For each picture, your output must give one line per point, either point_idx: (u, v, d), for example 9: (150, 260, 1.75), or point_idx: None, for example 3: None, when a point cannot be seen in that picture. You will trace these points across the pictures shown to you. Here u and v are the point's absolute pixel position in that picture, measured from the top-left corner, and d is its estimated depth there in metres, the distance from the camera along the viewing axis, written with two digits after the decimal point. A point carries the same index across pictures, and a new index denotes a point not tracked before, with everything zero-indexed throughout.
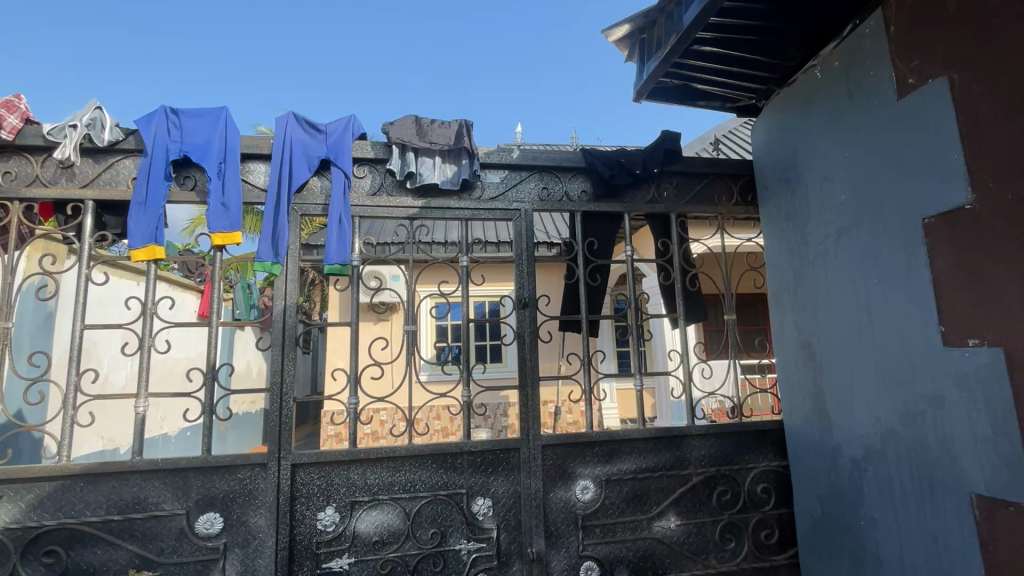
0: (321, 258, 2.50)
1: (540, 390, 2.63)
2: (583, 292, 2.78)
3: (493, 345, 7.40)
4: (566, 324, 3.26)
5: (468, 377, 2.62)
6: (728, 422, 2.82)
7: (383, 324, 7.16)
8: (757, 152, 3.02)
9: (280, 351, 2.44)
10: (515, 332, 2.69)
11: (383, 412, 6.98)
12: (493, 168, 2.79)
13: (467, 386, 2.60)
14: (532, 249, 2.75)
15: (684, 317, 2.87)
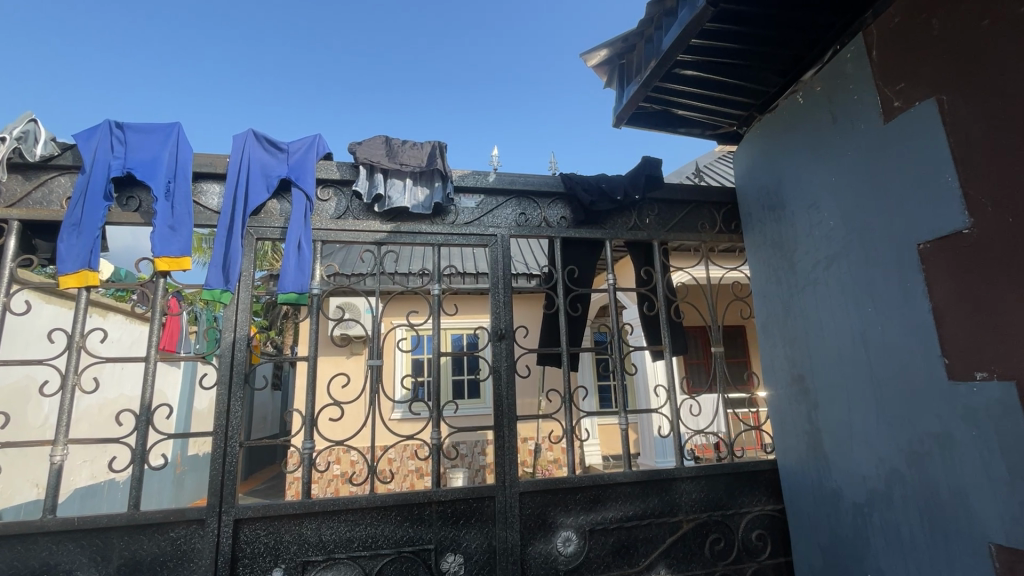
0: (276, 286, 2.28)
1: (517, 431, 2.41)
2: (564, 323, 2.59)
3: (470, 381, 7.14)
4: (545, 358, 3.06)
5: (438, 417, 2.38)
6: (719, 463, 2.63)
7: (355, 359, 6.87)
8: (741, 180, 2.95)
9: (228, 389, 2.18)
10: (491, 367, 2.49)
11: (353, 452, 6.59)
12: (468, 193, 2.65)
13: (437, 427, 2.36)
14: (508, 278, 2.57)
15: (670, 349, 2.70)
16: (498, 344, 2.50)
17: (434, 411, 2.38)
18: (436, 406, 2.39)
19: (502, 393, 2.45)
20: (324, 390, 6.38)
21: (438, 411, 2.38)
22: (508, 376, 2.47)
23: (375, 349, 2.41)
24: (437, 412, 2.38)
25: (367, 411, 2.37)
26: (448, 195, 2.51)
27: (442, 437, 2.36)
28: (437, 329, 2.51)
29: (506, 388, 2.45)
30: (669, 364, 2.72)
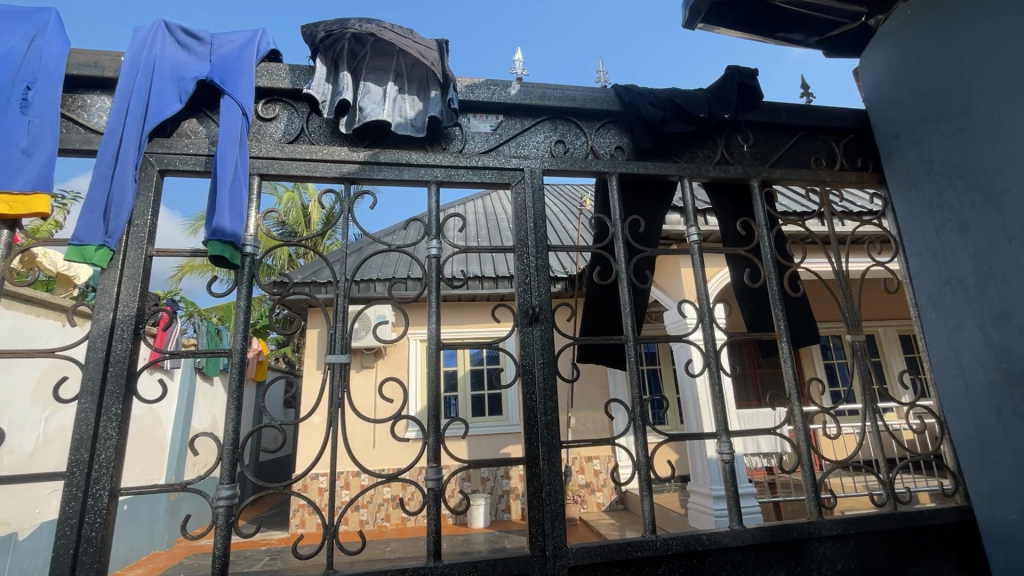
0: (210, 227, 1.42)
1: (559, 465, 1.53)
2: (628, 299, 1.70)
3: (491, 395, 6.30)
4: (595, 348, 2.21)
5: (438, 443, 1.51)
6: (874, 514, 1.68)
7: (366, 372, 6.20)
8: (873, 94, 2.04)
9: (96, 405, 1.34)
10: (519, 366, 1.61)
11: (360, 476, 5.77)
12: (480, 111, 1.82)
13: (436, 460, 1.48)
14: (542, 232, 1.71)
15: (789, 339, 1.79)
16: (519, 328, 1.62)
17: (425, 437, 1.50)
18: (428, 429, 1.51)
19: (537, 406, 1.57)
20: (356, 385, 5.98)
21: (434, 439, 1.50)
22: (551, 378, 1.60)
23: (338, 340, 1.57)
24: (432, 439, 1.50)
25: (327, 434, 1.51)
26: (452, 108, 1.68)
27: (444, 481, 1.48)
28: (434, 308, 1.63)
29: (540, 398, 1.57)
30: (789, 360, 1.79)
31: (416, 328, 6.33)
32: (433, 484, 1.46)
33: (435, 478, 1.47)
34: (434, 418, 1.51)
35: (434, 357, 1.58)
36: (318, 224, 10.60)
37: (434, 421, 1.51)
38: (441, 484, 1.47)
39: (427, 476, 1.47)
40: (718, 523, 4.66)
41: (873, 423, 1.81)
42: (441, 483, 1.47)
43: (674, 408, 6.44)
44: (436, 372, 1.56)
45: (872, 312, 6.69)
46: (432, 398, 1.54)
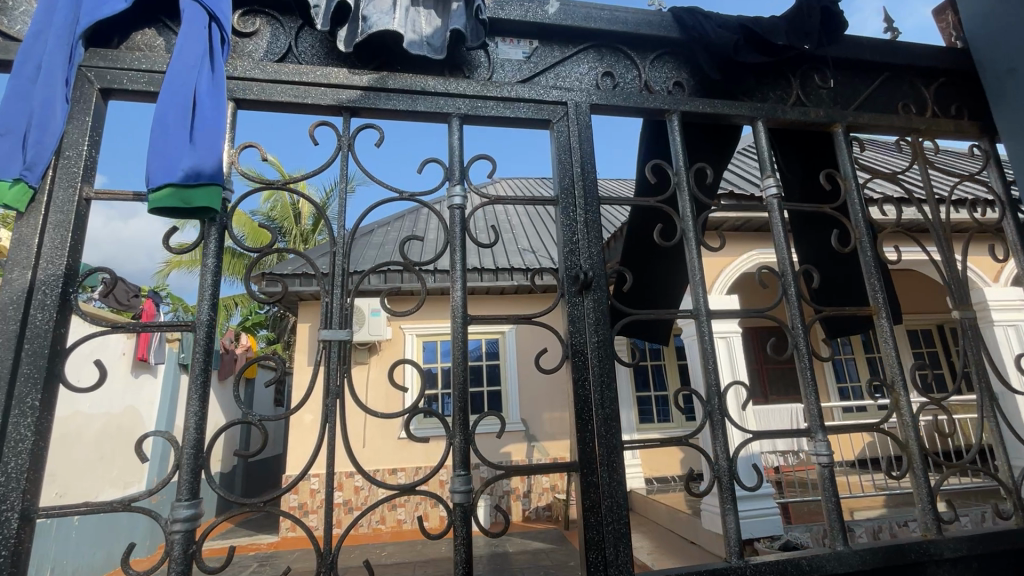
0: (145, 180, 1.08)
1: (623, 472, 1.19)
2: (697, 264, 1.38)
3: (491, 392, 5.97)
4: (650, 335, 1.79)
5: (468, 444, 1.16)
6: (1006, 530, 1.35)
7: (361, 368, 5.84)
8: (978, 29, 1.72)
9: (3, 396, 0.98)
10: (568, 346, 1.26)
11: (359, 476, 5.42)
12: (510, 35, 1.47)
13: (466, 467, 1.14)
14: (590, 181, 1.37)
15: (889, 314, 1.47)
16: (565, 298, 1.29)
17: (449, 438, 1.15)
18: (450, 428, 1.16)
19: (591, 397, 1.23)
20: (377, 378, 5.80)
21: (463, 441, 1.15)
22: (609, 360, 1.26)
23: (334, 311, 1.19)
24: (460, 441, 1.15)
25: (322, 434, 1.16)
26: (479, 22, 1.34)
27: (476, 494, 1.13)
28: (458, 272, 1.27)
29: (594, 385, 1.23)
30: (889, 341, 1.46)
31: (411, 325, 6.01)
32: (461, 500, 1.11)
33: (465, 494, 1.12)
34: (461, 413, 1.17)
35: (459, 332, 1.23)
36: (309, 221, 10.56)
37: (463, 415, 1.17)
38: (472, 501, 1.13)
39: (453, 490, 1.12)
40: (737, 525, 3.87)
41: (991, 418, 1.50)
42: (474, 500, 1.12)
43: (680, 405, 6.13)
44: (464, 351, 1.21)
45: None
46: (458, 388, 1.19)
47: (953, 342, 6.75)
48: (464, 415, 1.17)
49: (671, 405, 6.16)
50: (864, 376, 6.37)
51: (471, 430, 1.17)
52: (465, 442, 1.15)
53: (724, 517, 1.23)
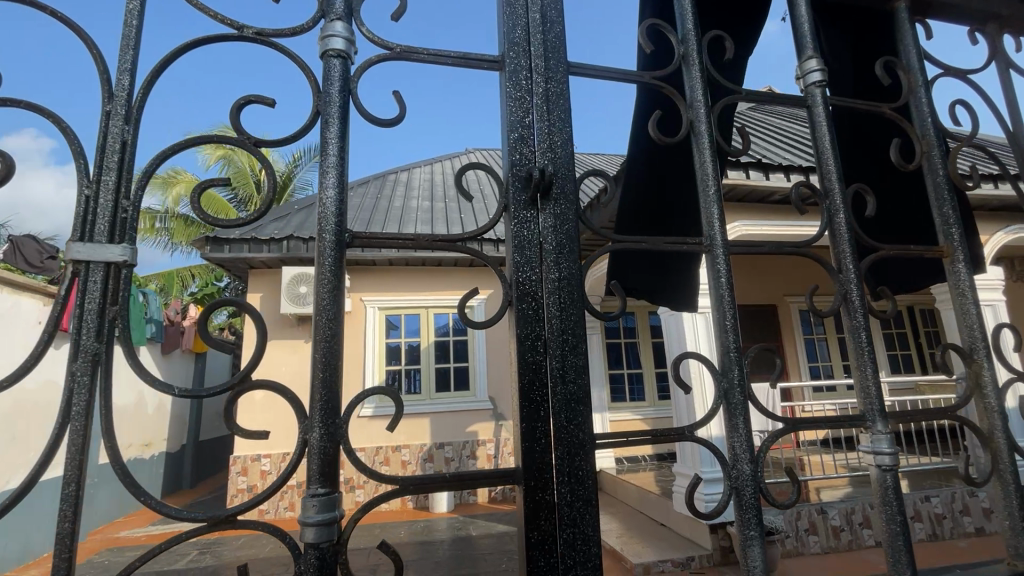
0: None
1: (594, 482, 0.75)
2: (711, 170, 0.93)
3: (457, 369, 5.50)
4: None
5: (336, 444, 0.68)
6: None
7: None
8: None
9: None
10: (513, 281, 0.80)
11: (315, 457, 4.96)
12: None
13: (326, 483, 0.66)
14: (557, 36, 0.90)
15: (967, 258, 1.05)
16: (513, 210, 0.82)
17: (299, 436, 0.68)
18: (303, 417, 0.68)
19: (547, 367, 0.78)
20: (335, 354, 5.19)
21: (325, 441, 0.67)
22: (576, 308, 0.81)
23: (118, 220, 0.70)
24: (322, 440, 0.67)
25: (62, 433, 0.65)
26: None
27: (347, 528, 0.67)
28: (335, 158, 0.77)
29: (552, 348, 0.78)
30: (970, 294, 1.03)
31: (370, 295, 5.33)
32: (316, 542, 0.64)
33: (323, 531, 0.65)
34: (323, 392, 0.68)
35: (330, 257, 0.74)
36: (273, 192, 9.84)
37: (328, 396, 0.69)
38: (338, 543, 0.66)
39: (301, 526, 0.65)
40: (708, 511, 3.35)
41: None
42: (341, 541, 0.66)
43: (653, 383, 5.82)
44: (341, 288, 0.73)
45: None
46: (321, 350, 0.70)
47: (923, 323, 6.36)
48: (329, 396, 0.69)
49: (644, 383, 5.82)
50: (838, 355, 5.98)
51: (341, 422, 0.68)
52: (329, 442, 0.67)
53: (744, 557, 0.80)
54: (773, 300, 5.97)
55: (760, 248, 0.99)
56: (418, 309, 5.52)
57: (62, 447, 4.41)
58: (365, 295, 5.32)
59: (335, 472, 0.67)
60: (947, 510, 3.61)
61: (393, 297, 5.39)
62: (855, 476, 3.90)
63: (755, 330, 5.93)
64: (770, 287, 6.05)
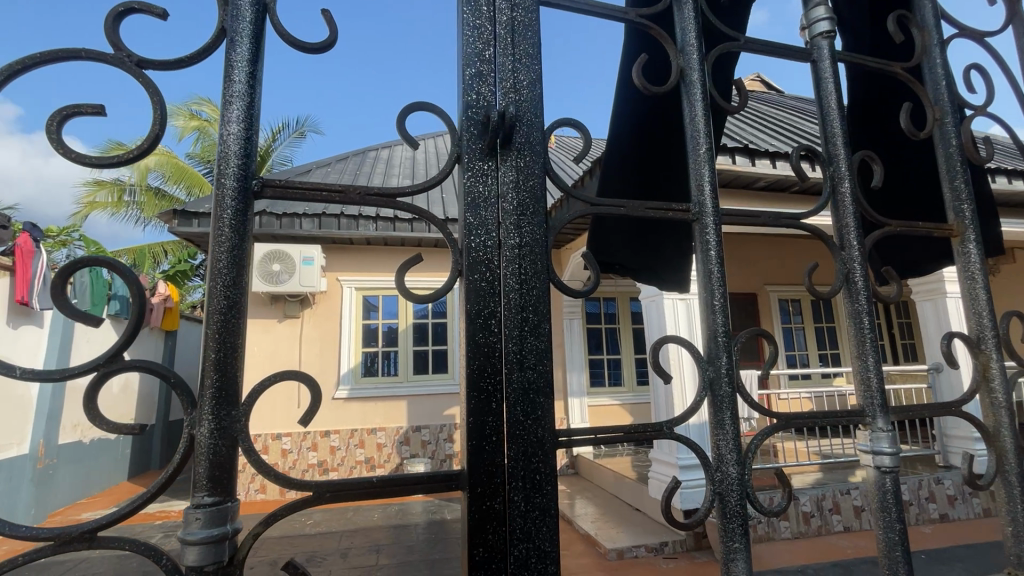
0: None
1: (548, 484, 0.64)
2: (703, 125, 0.80)
3: (435, 352, 5.36)
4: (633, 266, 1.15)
5: (224, 453, 0.62)
6: None
7: (291, 323, 4.95)
8: None
9: None
10: (462, 246, 0.67)
11: (286, 440, 4.80)
12: None
13: (210, 496, 0.61)
14: None
15: (979, 236, 0.94)
16: (466, 162, 0.69)
17: (183, 432, 0.62)
18: (189, 412, 0.62)
19: (501, 351, 0.66)
20: (308, 335, 5.00)
21: (215, 440, 0.62)
22: (539, 282, 0.68)
23: None
24: (212, 437, 0.62)
25: None
26: None
27: (241, 543, 0.62)
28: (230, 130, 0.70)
29: (509, 328, 0.66)
30: (980, 278, 0.94)
31: (345, 275, 5.14)
32: (197, 564, 0.59)
33: (209, 551, 0.59)
34: (212, 390, 0.63)
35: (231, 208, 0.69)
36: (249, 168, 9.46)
37: (220, 384, 0.63)
38: (228, 564, 0.61)
39: (183, 544, 0.59)
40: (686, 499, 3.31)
41: None
42: (233, 564, 0.61)
43: (632, 369, 5.78)
44: (246, 247, 0.68)
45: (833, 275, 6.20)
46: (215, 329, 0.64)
47: (896, 313, 6.40)
48: (222, 385, 0.63)
49: (623, 368, 5.77)
50: (811, 344, 5.99)
51: (238, 417, 0.63)
52: (221, 441, 0.62)
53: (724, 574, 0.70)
54: (754, 288, 5.94)
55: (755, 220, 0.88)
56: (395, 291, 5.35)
57: (15, 428, 4.16)
58: (341, 275, 5.13)
59: (227, 478, 0.62)
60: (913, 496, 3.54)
61: (370, 277, 5.21)
62: (830, 464, 3.90)
63: (735, 318, 5.91)
64: (751, 275, 6.00)
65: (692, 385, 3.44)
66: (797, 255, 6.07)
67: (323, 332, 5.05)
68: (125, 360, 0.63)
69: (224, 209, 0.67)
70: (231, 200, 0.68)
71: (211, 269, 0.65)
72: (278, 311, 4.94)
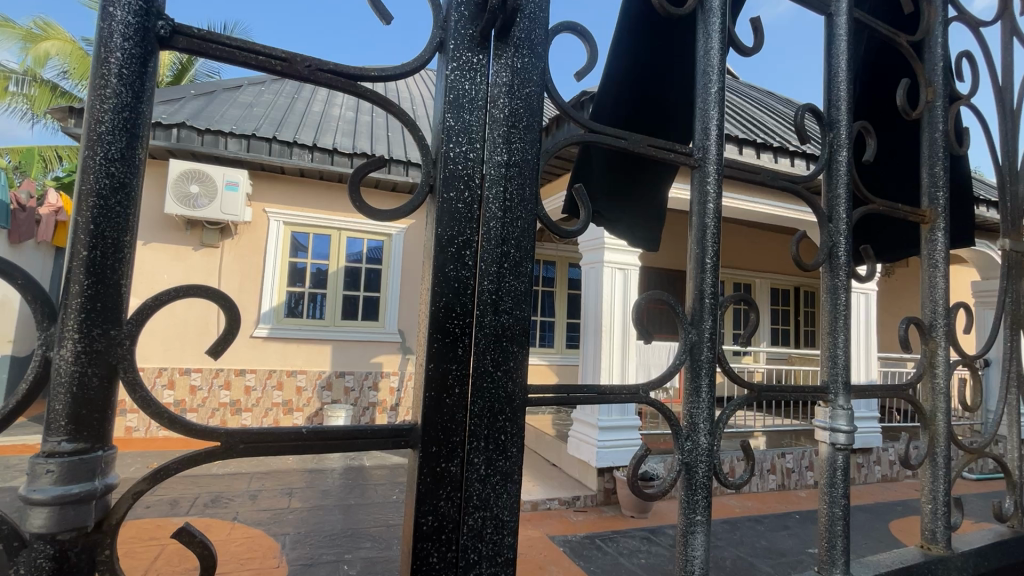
0: None
1: (503, 433, 0.60)
2: (714, 59, 0.73)
3: (365, 298, 5.10)
4: (608, 220, 1.08)
5: (87, 391, 0.50)
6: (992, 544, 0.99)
7: (208, 253, 4.51)
8: None
9: None
10: (432, 161, 0.60)
11: (196, 377, 4.46)
12: None
13: (68, 447, 0.49)
14: None
15: (944, 225, 0.96)
16: (450, 51, 0.62)
17: (36, 352, 0.49)
18: (47, 327, 0.49)
19: (472, 288, 0.60)
20: (227, 269, 4.58)
21: (83, 365, 0.50)
22: (522, 213, 0.63)
23: None
24: (77, 363, 0.49)
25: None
26: None
27: (113, 505, 0.52)
28: None
29: (484, 262, 0.60)
30: (940, 266, 0.95)
31: (273, 207, 4.72)
32: (48, 531, 0.47)
33: (62, 515, 0.48)
34: (88, 303, 0.50)
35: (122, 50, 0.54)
36: (168, 76, 8.37)
37: (96, 290, 0.50)
38: (93, 530, 0.50)
39: (26, 505, 0.47)
40: (601, 458, 3.45)
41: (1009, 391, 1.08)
42: (102, 530, 0.50)
43: (564, 332, 5.87)
44: (143, 117, 0.54)
45: (757, 262, 6.53)
46: (88, 217, 0.51)
47: (804, 303, 6.91)
48: (98, 295, 0.50)
49: (555, 331, 5.86)
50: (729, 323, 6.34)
51: (121, 339, 0.51)
52: (92, 366, 0.50)
53: (682, 547, 0.68)
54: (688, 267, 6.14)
55: (749, 178, 0.84)
56: (328, 230, 5.00)
57: None
58: (268, 207, 4.70)
59: (97, 419, 0.50)
60: (796, 465, 3.90)
61: (301, 212, 4.82)
62: (736, 434, 4.18)
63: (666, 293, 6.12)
64: None
65: (624, 355, 3.52)
66: (728, 238, 6.32)
67: (244, 266, 4.64)
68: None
69: (111, 53, 0.53)
70: (122, 39, 0.53)
71: (89, 133, 0.51)
72: (193, 239, 4.47)
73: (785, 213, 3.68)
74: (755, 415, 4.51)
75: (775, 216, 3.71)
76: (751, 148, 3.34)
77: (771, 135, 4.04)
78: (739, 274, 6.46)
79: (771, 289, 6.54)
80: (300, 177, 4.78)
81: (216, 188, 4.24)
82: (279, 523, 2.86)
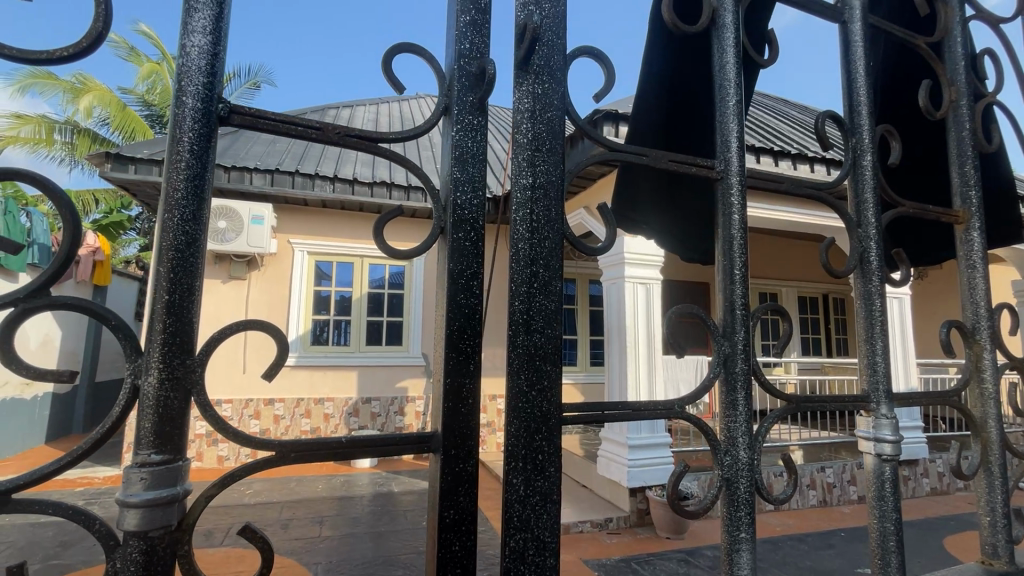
0: None
1: (547, 446, 0.61)
2: (733, 71, 0.74)
3: (388, 323, 5.16)
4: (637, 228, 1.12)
5: (169, 402, 0.55)
6: None
7: (236, 285, 4.64)
8: None
9: None
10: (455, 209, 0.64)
11: (226, 407, 4.54)
12: None
13: (153, 453, 0.53)
14: None
15: (982, 224, 0.93)
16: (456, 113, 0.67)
17: (126, 380, 0.54)
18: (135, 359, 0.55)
19: None
20: (254, 299, 4.69)
21: (166, 390, 0.54)
22: (551, 234, 0.64)
23: None
24: (161, 389, 0.54)
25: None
26: None
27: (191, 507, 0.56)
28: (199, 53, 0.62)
29: (516, 284, 0.62)
30: (978, 266, 0.92)
31: (297, 238, 4.85)
32: (140, 529, 0.52)
33: (152, 515, 0.52)
34: (166, 330, 0.55)
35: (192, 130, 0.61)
36: None
37: (174, 326, 0.56)
38: (176, 528, 0.54)
39: (122, 507, 0.52)
40: (632, 478, 3.37)
41: None
42: (183, 528, 0.54)
43: (587, 349, 5.82)
44: (208, 177, 0.60)
45: (783, 271, 6.39)
46: (167, 266, 0.56)
47: (834, 310, 6.72)
48: (176, 330, 0.55)
49: (579, 349, 5.81)
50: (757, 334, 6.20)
51: (195, 366, 0.56)
52: (174, 391, 0.55)
53: (728, 565, 0.66)
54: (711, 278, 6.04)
55: (773, 187, 0.83)
56: (351, 258, 5.10)
57: None
58: (293, 238, 4.83)
59: (177, 433, 0.55)
60: (837, 479, 3.74)
61: (324, 241, 4.93)
62: (771, 448, 4.04)
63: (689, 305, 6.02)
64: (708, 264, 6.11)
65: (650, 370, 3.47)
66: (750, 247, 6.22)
67: (271, 296, 4.76)
68: (51, 296, 0.58)
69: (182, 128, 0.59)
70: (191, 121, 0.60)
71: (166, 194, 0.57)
72: (222, 271, 4.61)
73: (807, 220, 3.60)
74: (789, 428, 4.36)
75: (798, 224, 3.64)
76: (769, 156, 3.32)
77: (788, 142, 3.99)
78: (765, 283, 6.32)
79: (799, 297, 6.38)
80: (322, 208, 4.90)
81: (243, 223, 4.37)
82: (312, 552, 2.86)
